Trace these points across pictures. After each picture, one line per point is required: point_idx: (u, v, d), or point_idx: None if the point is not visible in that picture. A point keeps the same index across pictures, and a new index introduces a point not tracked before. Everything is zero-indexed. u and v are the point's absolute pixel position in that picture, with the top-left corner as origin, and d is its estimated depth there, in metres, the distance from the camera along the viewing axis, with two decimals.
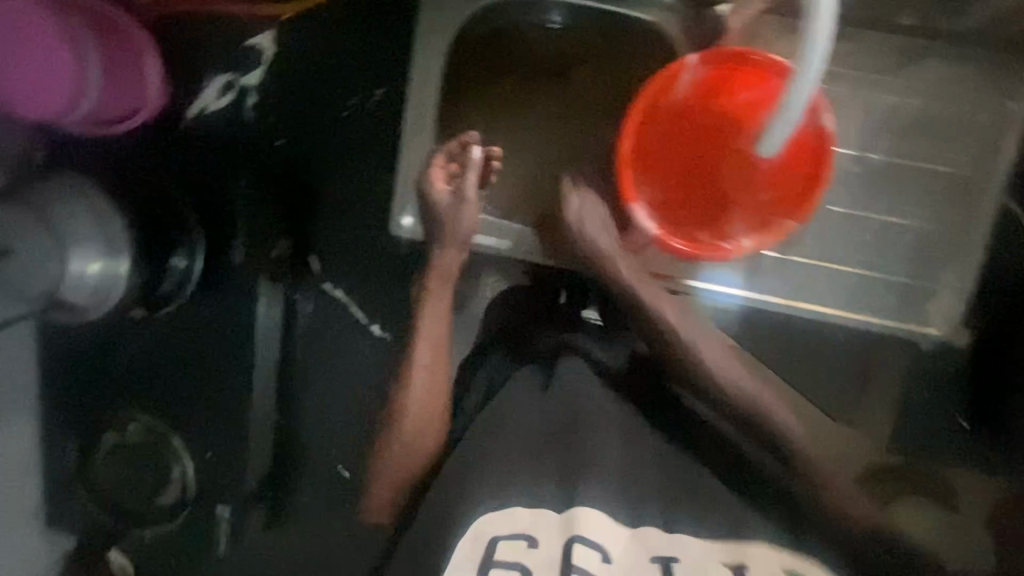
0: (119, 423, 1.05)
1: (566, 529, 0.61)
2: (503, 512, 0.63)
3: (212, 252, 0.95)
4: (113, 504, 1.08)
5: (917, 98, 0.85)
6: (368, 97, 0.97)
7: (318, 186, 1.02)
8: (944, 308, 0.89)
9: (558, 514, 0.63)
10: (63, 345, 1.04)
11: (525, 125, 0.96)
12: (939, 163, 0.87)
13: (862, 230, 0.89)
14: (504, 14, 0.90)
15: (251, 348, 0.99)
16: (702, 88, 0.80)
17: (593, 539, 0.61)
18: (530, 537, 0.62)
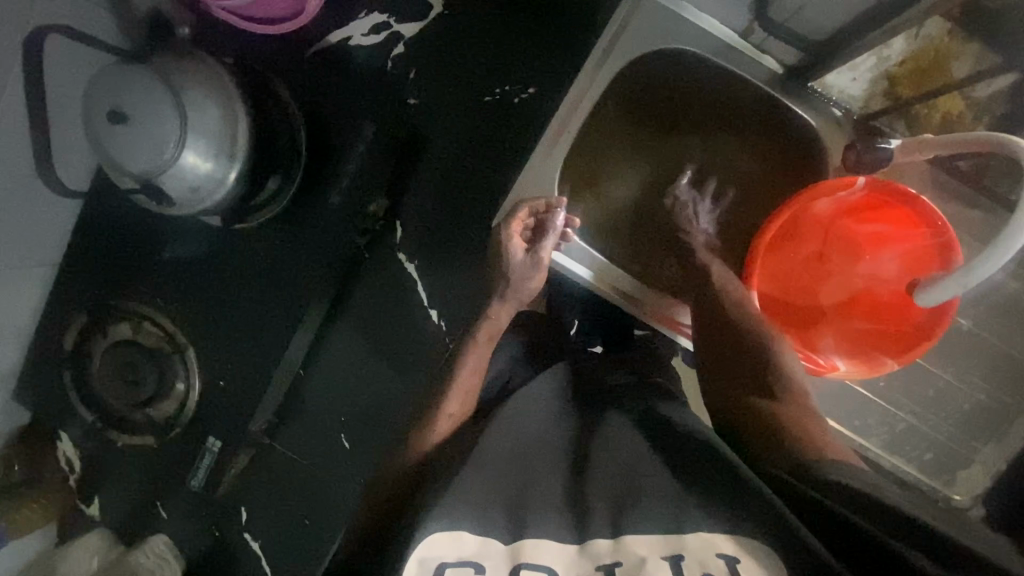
0: (129, 319, 0.97)
1: (513, 557, 0.60)
2: (449, 536, 0.61)
3: (308, 183, 0.94)
4: (94, 398, 1.00)
5: (1017, 283, 0.90)
6: (518, 91, 0.95)
7: (432, 157, 0.98)
8: (971, 479, 0.93)
9: (504, 545, 0.61)
10: (101, 219, 0.96)
11: (651, 176, 1.00)
12: (1013, 347, 0.91)
13: (924, 382, 0.93)
14: (679, 64, 0.90)
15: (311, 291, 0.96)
16: (847, 212, 0.83)
17: (539, 564, 0.59)
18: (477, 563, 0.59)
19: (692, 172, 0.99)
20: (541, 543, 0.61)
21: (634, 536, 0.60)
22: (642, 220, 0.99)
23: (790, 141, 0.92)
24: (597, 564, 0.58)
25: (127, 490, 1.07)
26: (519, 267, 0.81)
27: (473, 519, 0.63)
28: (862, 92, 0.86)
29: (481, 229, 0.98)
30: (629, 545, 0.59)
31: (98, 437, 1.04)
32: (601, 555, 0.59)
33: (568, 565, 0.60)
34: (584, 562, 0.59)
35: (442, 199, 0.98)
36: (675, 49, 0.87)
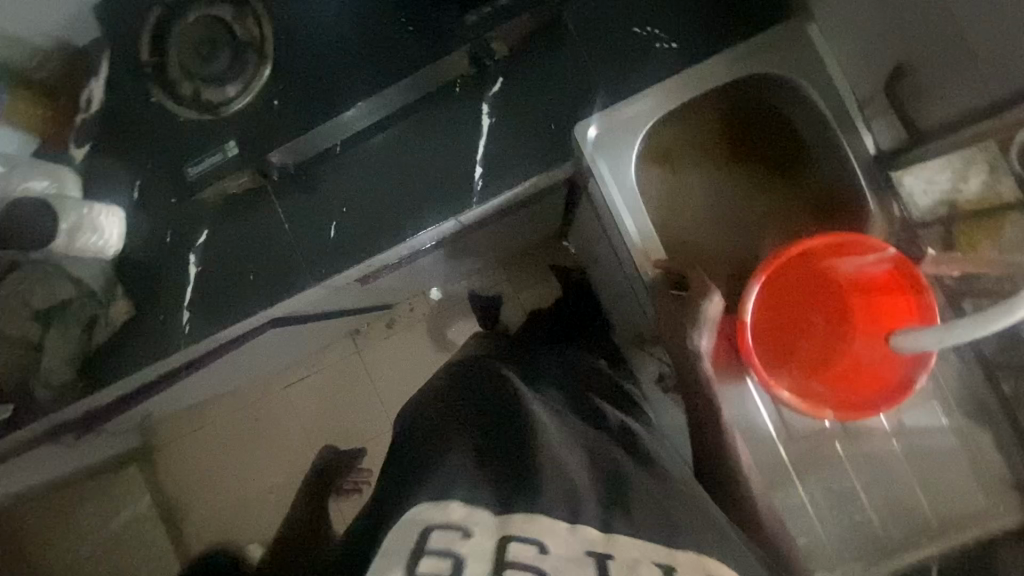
0: (241, 7, 1.02)
1: (501, 530, 0.71)
2: (435, 505, 0.74)
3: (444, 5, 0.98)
4: (162, 52, 1.04)
5: (953, 437, 0.97)
6: (662, 40, 1.02)
7: (563, 47, 1.04)
8: None
9: (494, 516, 0.73)
10: None
11: (727, 180, 1.07)
12: (923, 492, 0.97)
13: (835, 479, 0.98)
14: (801, 103, 0.99)
15: (395, 77, 1.00)
16: (853, 283, 0.90)
17: (522, 535, 0.70)
18: (463, 530, 0.71)
19: (762, 196, 1.06)
20: (530, 522, 0.72)
21: (625, 538, 0.72)
22: (697, 208, 1.06)
23: (839, 212, 1.02)
24: (590, 549, 0.71)
25: (128, 149, 1.10)
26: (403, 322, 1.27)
27: (461, 495, 0.74)
28: (940, 198, 0.89)
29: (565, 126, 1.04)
30: (622, 543, 0.71)
31: (137, 87, 1.07)
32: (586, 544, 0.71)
33: (561, 544, 0.71)
34: (575, 543, 0.71)
35: (548, 82, 1.04)
36: (805, 83, 0.96)
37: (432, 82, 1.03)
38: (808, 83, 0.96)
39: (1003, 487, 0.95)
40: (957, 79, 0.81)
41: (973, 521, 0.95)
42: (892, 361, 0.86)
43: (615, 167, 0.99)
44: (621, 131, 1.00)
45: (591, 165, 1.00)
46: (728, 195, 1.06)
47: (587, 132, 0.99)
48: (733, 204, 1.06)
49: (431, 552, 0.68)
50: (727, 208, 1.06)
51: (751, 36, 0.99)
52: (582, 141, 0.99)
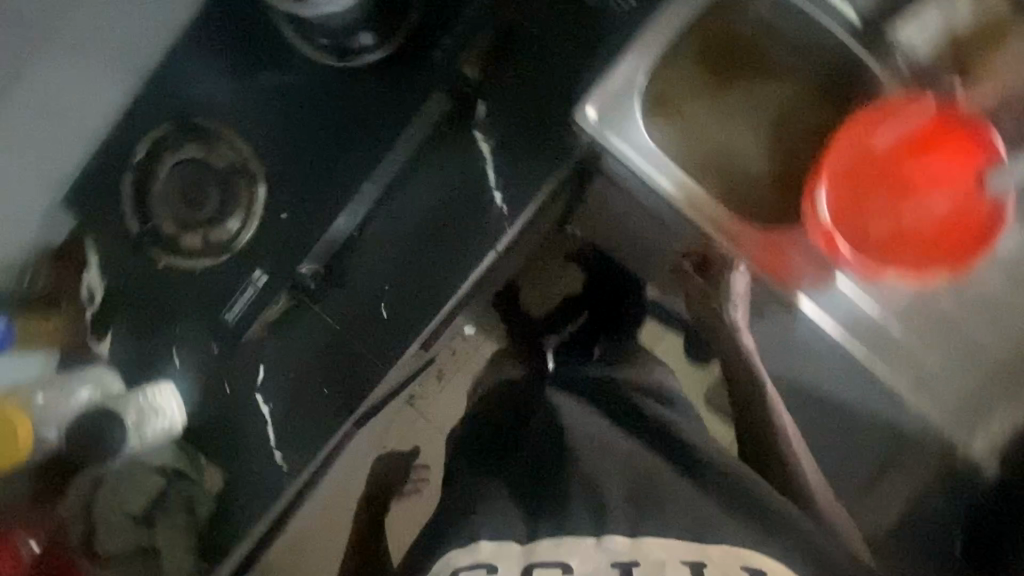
0: (212, 140, 1.00)
1: (495, 556, 0.85)
2: (465, 549, 0.87)
3: (411, 52, 1.00)
4: (151, 213, 1.01)
5: None
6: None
7: (530, 47, 1.01)
8: (985, 432, 0.99)
9: (519, 545, 0.86)
10: (214, 31, 0.99)
11: (731, 105, 1.05)
12: None
13: (953, 335, 0.98)
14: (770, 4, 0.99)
15: (390, 146, 0.99)
16: (903, 143, 0.90)
17: (543, 563, 0.84)
18: (487, 566, 0.85)
19: (770, 105, 1.05)
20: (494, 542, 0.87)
21: (649, 541, 0.84)
22: (715, 143, 1.04)
23: (851, 87, 1.01)
24: (614, 560, 0.83)
25: (150, 322, 1.05)
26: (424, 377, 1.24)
27: (509, 531, 0.88)
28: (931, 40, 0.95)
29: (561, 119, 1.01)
30: (645, 548, 0.83)
31: (135, 257, 1.03)
32: (616, 555, 0.83)
33: (583, 560, 0.84)
34: (598, 556, 0.83)
35: (529, 88, 1.02)
36: None
37: (424, 131, 1.01)
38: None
39: None
40: None
41: None
42: (970, 202, 0.89)
43: (629, 140, 0.98)
44: (620, 103, 0.98)
45: (605, 146, 0.98)
46: (738, 118, 1.05)
47: (588, 115, 0.96)
48: (747, 123, 1.05)
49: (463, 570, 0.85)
50: (743, 129, 1.05)
51: None
52: (588, 129, 0.96)
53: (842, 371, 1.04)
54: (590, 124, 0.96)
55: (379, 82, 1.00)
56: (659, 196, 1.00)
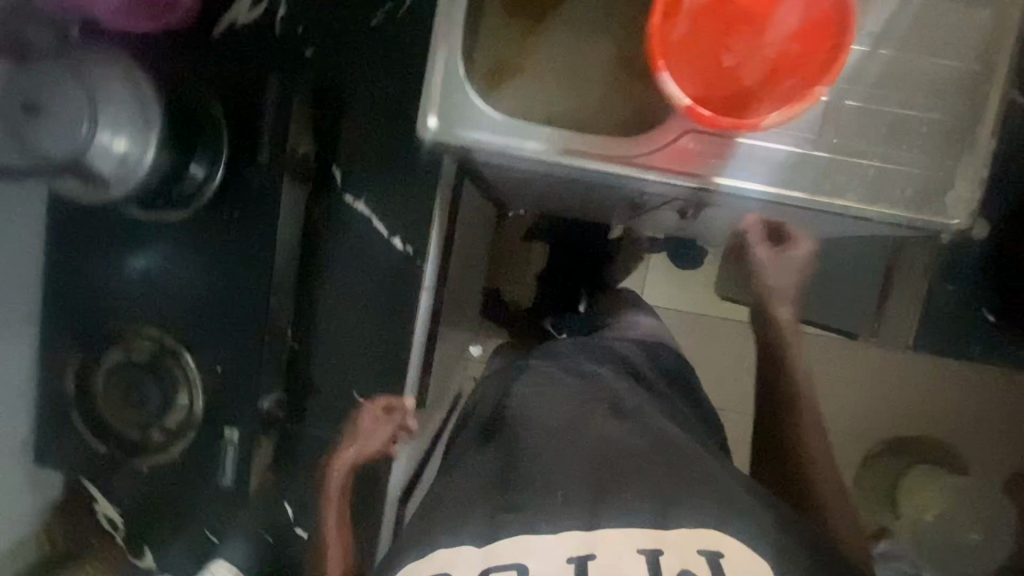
0: (125, 338, 1.00)
1: (485, 560, 0.68)
2: (422, 560, 0.72)
3: (235, 150, 0.95)
4: (109, 428, 1.02)
5: None
6: (398, 4, 0.99)
7: (345, 96, 1.02)
8: (959, 200, 0.91)
9: (478, 548, 0.70)
10: (71, 246, 0.98)
11: (561, 34, 1.02)
12: (950, 57, 0.89)
13: (877, 122, 0.90)
14: None
15: (272, 260, 0.98)
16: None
17: (509, 562, 0.67)
18: (442, 574, 0.69)
19: (597, 14, 1.02)
20: (453, 550, 0.71)
21: (608, 531, 0.69)
22: (565, 76, 1.01)
23: None
24: (569, 556, 0.67)
25: (169, 519, 1.07)
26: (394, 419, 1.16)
27: (473, 537, 0.72)
28: None
29: (413, 145, 1.02)
30: (603, 539, 0.68)
31: (124, 472, 1.05)
32: (568, 549, 0.68)
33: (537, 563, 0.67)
34: (556, 556, 0.67)
35: (368, 132, 1.02)
36: None
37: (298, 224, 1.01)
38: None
39: None
40: None
41: (1005, 37, 0.88)
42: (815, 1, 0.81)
43: (479, 124, 0.96)
44: (455, 96, 0.97)
45: (460, 142, 0.98)
46: (574, 42, 1.02)
47: (428, 124, 0.97)
48: (583, 44, 1.02)
49: None
50: (581, 49, 1.02)
51: None
52: (436, 137, 0.98)
53: (789, 213, 0.99)
54: (433, 133, 0.98)
55: (223, 194, 0.96)
56: (538, 159, 0.98)
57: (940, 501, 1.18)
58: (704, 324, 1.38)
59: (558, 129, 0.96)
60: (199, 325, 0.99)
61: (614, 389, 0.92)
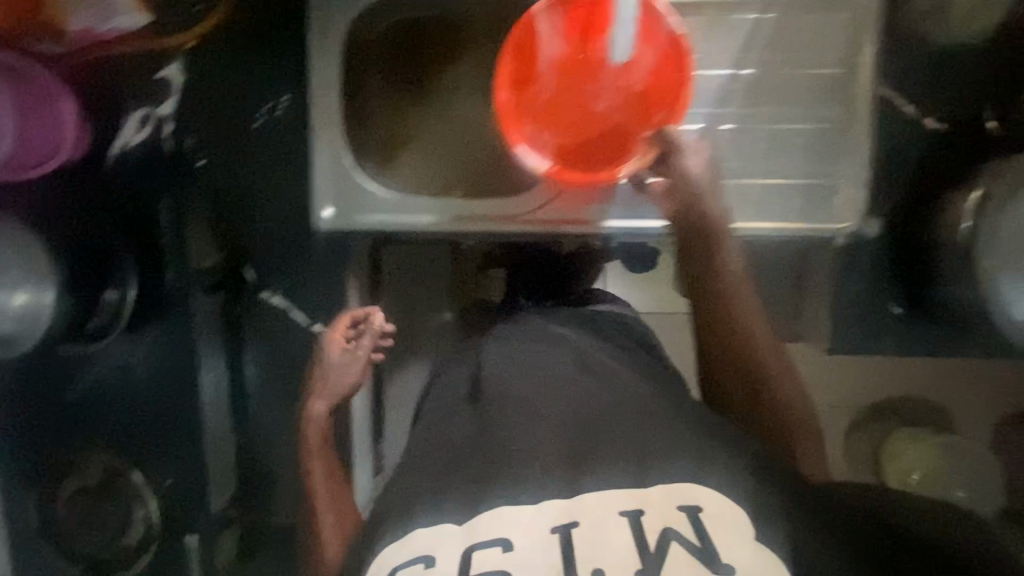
0: (78, 465, 1.00)
1: (466, 539, 0.55)
2: (398, 543, 0.58)
3: (147, 276, 0.97)
4: (74, 556, 0.99)
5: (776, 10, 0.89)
6: (276, 104, 1.04)
7: (244, 196, 1.07)
8: (850, 202, 0.93)
9: (458, 526, 0.56)
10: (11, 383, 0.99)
11: (446, 97, 1.04)
12: (815, 65, 0.91)
13: (753, 139, 0.93)
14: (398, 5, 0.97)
15: (196, 370, 1.01)
16: (565, 31, 0.83)
17: (491, 537, 0.54)
18: (424, 559, 0.55)
19: (473, 71, 1.03)
20: (435, 527, 0.57)
21: (594, 490, 0.56)
22: (449, 140, 1.04)
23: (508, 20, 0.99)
24: (552, 525, 0.54)
25: None
26: (339, 365, 0.94)
27: (456, 510, 0.58)
28: None
29: (310, 233, 1.07)
30: (589, 500, 0.55)
31: None
32: (551, 518, 0.54)
33: (529, 532, 0.54)
34: (535, 525, 0.54)
35: (271, 228, 1.07)
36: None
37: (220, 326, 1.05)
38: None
39: None
40: None
41: (862, 36, 0.89)
42: (658, 40, 0.82)
43: (376, 205, 1.00)
44: (347, 184, 1.00)
45: (361, 225, 1.01)
46: (456, 102, 1.04)
47: (324, 216, 1.00)
48: (468, 104, 1.04)
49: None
50: (459, 109, 1.04)
51: (312, 22, 0.97)
52: (338, 224, 1.01)
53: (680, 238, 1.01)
54: (331, 224, 1.01)
55: (145, 316, 1.00)
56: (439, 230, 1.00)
57: (931, 462, 0.96)
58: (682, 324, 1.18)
59: (451, 198, 0.99)
60: (146, 439, 1.02)
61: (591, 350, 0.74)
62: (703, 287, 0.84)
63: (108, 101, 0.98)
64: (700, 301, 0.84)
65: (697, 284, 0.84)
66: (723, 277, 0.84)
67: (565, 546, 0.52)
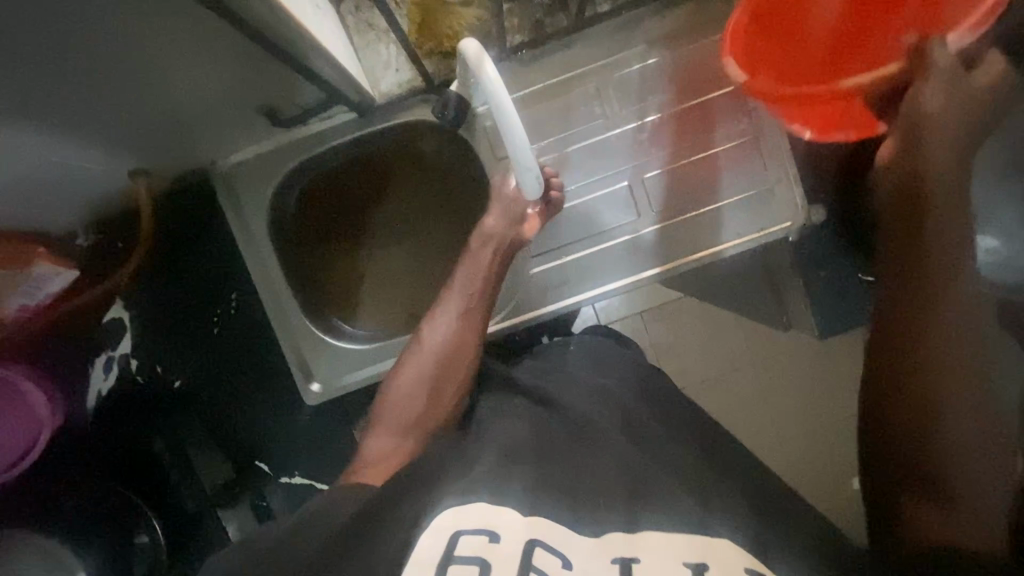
0: None
1: (528, 532, 0.54)
2: (463, 505, 0.55)
3: (164, 511, 0.98)
4: None
5: (654, 55, 0.94)
6: (227, 303, 1.05)
7: (229, 395, 1.05)
8: (786, 203, 0.93)
9: (523, 513, 0.56)
10: None
11: (382, 237, 1.05)
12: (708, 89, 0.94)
13: (682, 178, 0.95)
14: (310, 169, 1.00)
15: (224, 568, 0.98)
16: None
17: (554, 544, 0.54)
18: (489, 531, 0.53)
19: (400, 206, 1.05)
20: (469, 505, 0.55)
21: (652, 531, 0.57)
22: (403, 275, 1.05)
23: (409, 148, 1.01)
24: (612, 556, 0.54)
25: None
26: (505, 198, 0.85)
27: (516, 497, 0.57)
28: (408, 73, 0.95)
29: (295, 401, 1.05)
30: (645, 540, 0.56)
31: None
32: (609, 549, 0.55)
33: (583, 556, 0.54)
34: (592, 556, 0.54)
35: (263, 413, 1.05)
36: (290, 166, 0.97)
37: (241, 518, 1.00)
38: (302, 159, 0.97)
39: (709, 16, 0.94)
40: (271, 74, 0.81)
41: None
42: None
43: (353, 364, 0.99)
44: (318, 352, 0.99)
45: (344, 386, 0.99)
46: (394, 240, 1.05)
47: (311, 390, 0.98)
48: (405, 240, 1.05)
49: (461, 554, 0.51)
50: (402, 243, 1.05)
51: (226, 201, 0.97)
52: (325, 394, 0.99)
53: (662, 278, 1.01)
54: (319, 396, 0.99)
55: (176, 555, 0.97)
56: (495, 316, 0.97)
57: None
58: (679, 328, 1.12)
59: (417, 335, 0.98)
60: None
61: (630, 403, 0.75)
62: (924, 272, 0.62)
63: (70, 359, 0.98)
64: (898, 254, 0.65)
65: (904, 245, 0.65)
66: (954, 225, 0.63)
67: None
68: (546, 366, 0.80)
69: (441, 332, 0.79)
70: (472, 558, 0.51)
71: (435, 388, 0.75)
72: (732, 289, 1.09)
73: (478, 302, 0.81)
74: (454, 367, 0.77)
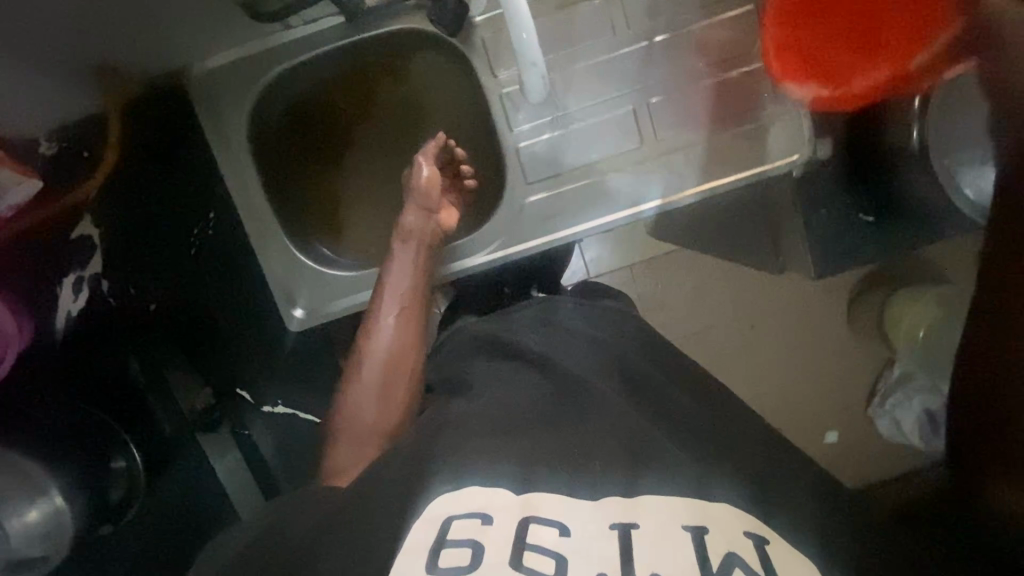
0: None
1: (522, 511, 0.53)
2: (458, 492, 0.55)
3: (139, 437, 0.93)
4: None
5: None
6: (204, 222, 1.00)
7: (205, 315, 1.02)
8: (788, 138, 0.89)
9: (516, 496, 0.55)
10: None
11: (367, 162, 1.02)
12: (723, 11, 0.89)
13: (688, 104, 0.90)
14: (291, 82, 0.93)
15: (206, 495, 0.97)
16: None
17: (550, 516, 0.53)
18: (483, 515, 0.53)
19: (388, 130, 1.01)
20: (462, 493, 0.55)
21: (652, 495, 0.55)
22: (389, 203, 1.02)
23: (394, 65, 0.96)
24: (610, 521, 0.52)
25: None
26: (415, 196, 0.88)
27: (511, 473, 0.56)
28: None
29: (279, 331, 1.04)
30: (645, 503, 0.54)
31: None
32: (609, 514, 0.53)
33: (582, 520, 0.53)
34: (592, 521, 0.53)
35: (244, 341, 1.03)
36: (269, 77, 0.90)
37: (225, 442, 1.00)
38: (283, 68, 0.90)
39: None
40: None
41: None
42: None
43: (337, 294, 0.94)
44: (302, 279, 0.94)
45: (324, 317, 0.94)
46: (380, 165, 1.01)
47: (294, 317, 0.93)
48: (390, 166, 1.02)
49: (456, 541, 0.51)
50: (386, 169, 1.02)
51: (203, 113, 0.90)
52: (309, 321, 0.93)
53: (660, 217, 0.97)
54: (303, 324, 0.94)
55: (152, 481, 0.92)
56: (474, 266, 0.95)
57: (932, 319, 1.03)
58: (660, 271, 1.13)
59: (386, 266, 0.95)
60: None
61: (618, 343, 0.75)
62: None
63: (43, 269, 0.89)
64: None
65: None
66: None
67: (626, 543, 0.51)
68: (545, 320, 0.78)
69: (378, 338, 0.80)
70: (465, 541, 0.50)
71: (393, 382, 0.78)
72: (726, 231, 1.08)
73: (414, 301, 0.83)
74: (402, 367, 0.80)
